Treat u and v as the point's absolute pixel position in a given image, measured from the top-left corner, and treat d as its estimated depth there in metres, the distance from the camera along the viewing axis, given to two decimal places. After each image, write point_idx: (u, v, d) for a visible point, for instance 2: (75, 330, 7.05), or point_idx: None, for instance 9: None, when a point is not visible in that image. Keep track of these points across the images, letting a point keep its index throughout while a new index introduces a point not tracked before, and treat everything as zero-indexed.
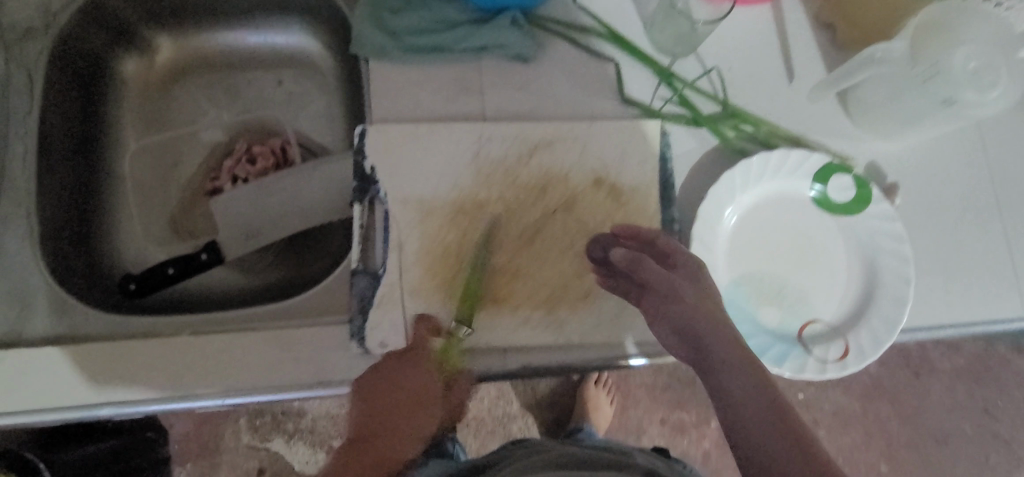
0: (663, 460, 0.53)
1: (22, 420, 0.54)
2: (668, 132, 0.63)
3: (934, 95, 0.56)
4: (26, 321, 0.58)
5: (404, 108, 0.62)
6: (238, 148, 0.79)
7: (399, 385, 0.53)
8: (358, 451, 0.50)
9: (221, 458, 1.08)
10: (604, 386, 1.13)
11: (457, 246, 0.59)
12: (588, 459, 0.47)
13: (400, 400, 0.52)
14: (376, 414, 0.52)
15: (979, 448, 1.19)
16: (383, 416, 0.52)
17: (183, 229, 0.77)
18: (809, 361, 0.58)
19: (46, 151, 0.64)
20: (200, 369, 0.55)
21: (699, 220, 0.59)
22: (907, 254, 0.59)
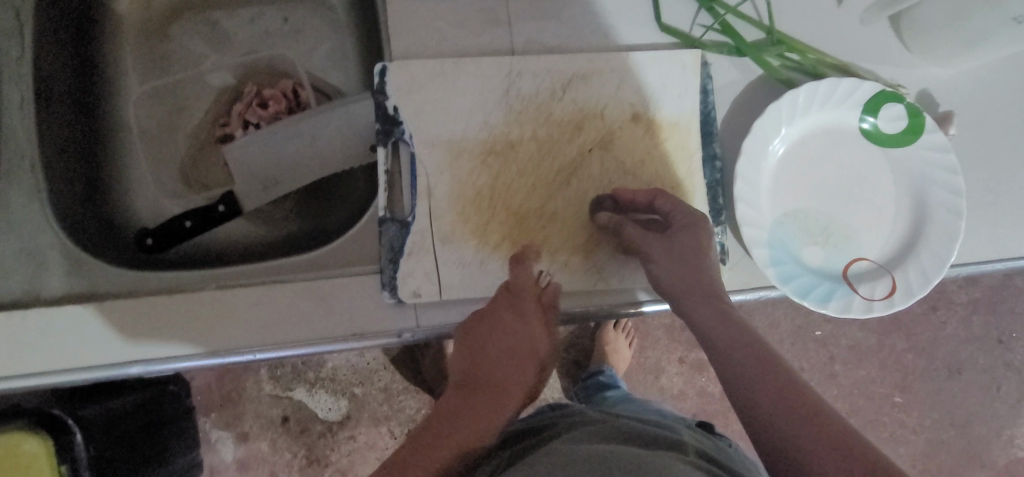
0: (708, 437, 0.62)
1: (51, 380, 0.53)
2: (709, 62, 0.59)
3: (1002, 12, 0.52)
4: (43, 278, 0.55)
5: (428, 42, 0.58)
6: (247, 91, 0.74)
7: (493, 342, 0.55)
8: (467, 394, 0.56)
9: (244, 407, 1.09)
10: (623, 330, 1.12)
11: (489, 190, 0.56)
12: (644, 434, 0.52)
13: (495, 353, 0.56)
14: (475, 367, 0.56)
15: (995, 380, 1.19)
16: (483, 365, 0.56)
17: (196, 180, 0.74)
18: (855, 299, 0.56)
19: (45, 98, 0.60)
20: (229, 324, 0.53)
21: (744, 156, 0.56)
22: (960, 187, 0.56)
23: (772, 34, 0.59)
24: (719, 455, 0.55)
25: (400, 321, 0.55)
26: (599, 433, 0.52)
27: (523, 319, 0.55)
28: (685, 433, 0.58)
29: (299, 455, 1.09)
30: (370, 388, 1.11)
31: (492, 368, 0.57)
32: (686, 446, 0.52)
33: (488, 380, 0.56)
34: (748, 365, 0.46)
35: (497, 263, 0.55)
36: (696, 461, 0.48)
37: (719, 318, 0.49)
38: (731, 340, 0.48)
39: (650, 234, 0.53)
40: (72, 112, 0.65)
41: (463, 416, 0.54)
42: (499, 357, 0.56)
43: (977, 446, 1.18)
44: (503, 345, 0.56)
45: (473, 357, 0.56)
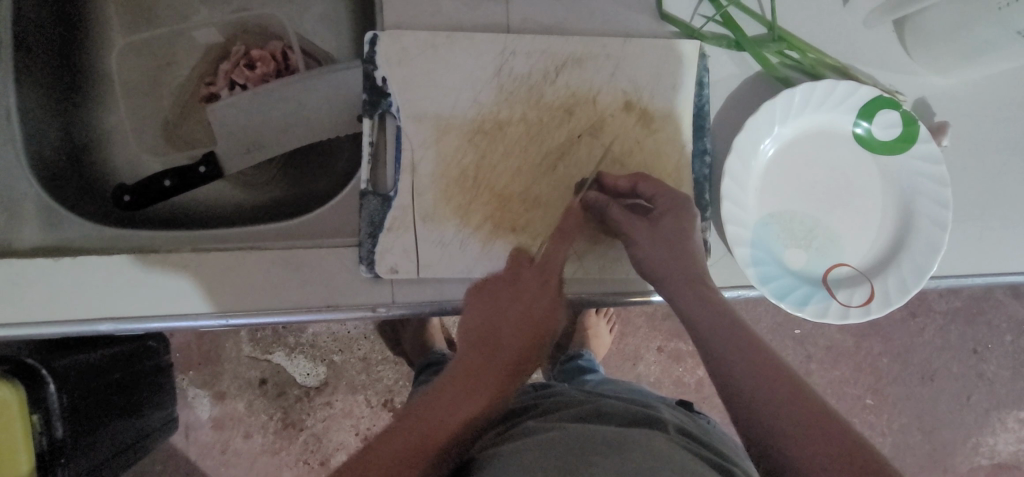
0: (694, 417, 0.62)
1: (19, 332, 0.52)
2: (708, 55, 0.58)
3: (1007, 26, 0.50)
4: (16, 228, 0.54)
5: (422, 14, 0.56)
6: (235, 51, 0.73)
7: (509, 306, 0.54)
8: (479, 368, 0.52)
9: (223, 367, 1.09)
10: (604, 315, 1.13)
11: (474, 170, 0.55)
12: (627, 413, 0.53)
13: (509, 320, 0.54)
14: (489, 337, 0.54)
15: (966, 389, 1.21)
16: (496, 333, 0.54)
17: (179, 137, 0.73)
18: (833, 304, 0.56)
19: (24, 43, 0.59)
20: (202, 289, 0.53)
21: (734, 154, 0.55)
22: (948, 199, 0.56)
23: (773, 30, 0.58)
24: (703, 434, 0.56)
25: (375, 296, 0.54)
26: (581, 414, 0.52)
27: (544, 287, 0.54)
28: (668, 412, 0.59)
29: (274, 418, 1.10)
30: (349, 356, 1.12)
31: (506, 346, 0.54)
32: (668, 424, 0.52)
33: (501, 353, 0.53)
34: (733, 351, 0.47)
35: (478, 244, 0.55)
36: (682, 440, 0.49)
37: (701, 302, 0.50)
38: (715, 324, 0.49)
39: (634, 217, 0.53)
40: (52, 59, 0.63)
41: (477, 390, 0.51)
42: (514, 329, 0.54)
43: (942, 452, 1.21)
44: (522, 310, 0.54)
45: (490, 319, 0.54)
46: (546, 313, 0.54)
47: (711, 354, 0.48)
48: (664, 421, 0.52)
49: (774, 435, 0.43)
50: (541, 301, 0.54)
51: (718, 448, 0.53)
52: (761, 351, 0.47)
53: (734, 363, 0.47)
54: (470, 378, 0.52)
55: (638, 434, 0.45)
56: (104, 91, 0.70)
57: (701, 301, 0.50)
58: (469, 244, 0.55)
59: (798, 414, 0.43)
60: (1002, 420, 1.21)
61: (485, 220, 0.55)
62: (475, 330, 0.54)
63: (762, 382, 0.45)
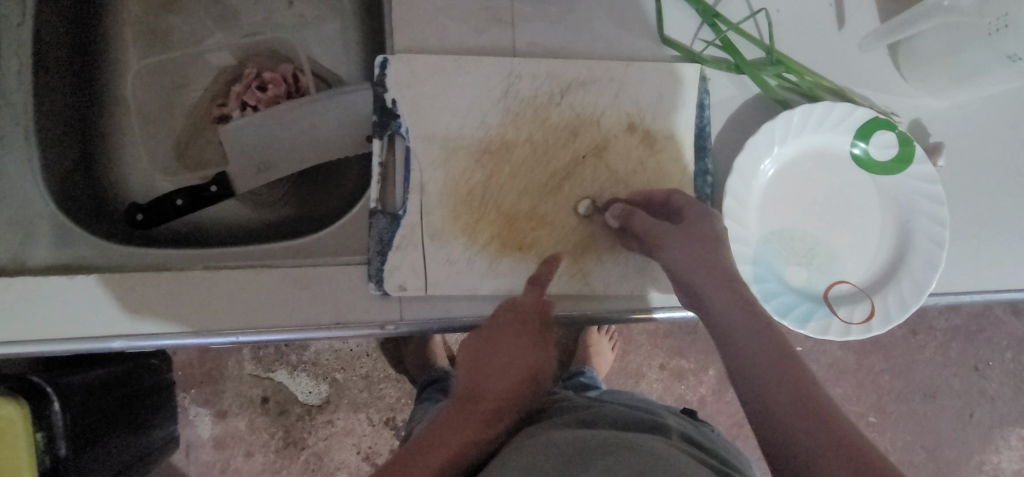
0: (692, 423, 0.63)
1: (32, 350, 0.53)
2: (708, 77, 0.60)
3: (996, 50, 0.52)
4: (30, 245, 0.55)
5: (431, 38, 0.58)
6: (247, 73, 0.74)
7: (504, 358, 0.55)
8: (459, 416, 0.53)
9: (224, 386, 1.09)
10: (606, 332, 1.14)
11: (481, 189, 0.56)
12: (628, 419, 0.53)
13: (500, 372, 0.55)
14: (479, 391, 0.55)
15: (969, 406, 1.21)
16: (481, 384, 0.55)
17: (190, 157, 0.74)
18: (834, 321, 0.57)
19: (43, 66, 0.60)
20: (213, 306, 0.54)
21: (735, 173, 0.57)
22: (944, 217, 0.57)
23: (771, 54, 0.59)
24: (704, 439, 0.56)
25: (384, 313, 0.55)
26: (582, 419, 0.53)
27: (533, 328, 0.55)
28: (669, 417, 0.59)
29: (275, 437, 1.09)
30: (351, 373, 1.12)
31: (490, 390, 0.54)
32: (669, 430, 0.53)
33: (483, 400, 0.54)
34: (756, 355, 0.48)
35: (485, 262, 0.56)
36: (682, 445, 0.49)
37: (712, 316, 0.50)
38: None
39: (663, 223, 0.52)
40: (69, 82, 0.65)
41: (452, 433, 0.51)
42: (499, 386, 0.54)
43: (945, 470, 1.20)
44: (513, 353, 0.55)
45: (480, 375, 0.55)
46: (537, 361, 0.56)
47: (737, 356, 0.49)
48: (665, 427, 0.53)
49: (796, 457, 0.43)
50: (536, 352, 0.55)
51: (718, 453, 0.54)
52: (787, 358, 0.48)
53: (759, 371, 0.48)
54: (450, 423, 0.52)
55: (637, 438, 0.46)
56: (118, 111, 0.71)
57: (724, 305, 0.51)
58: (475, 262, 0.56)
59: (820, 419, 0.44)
60: (1005, 438, 1.21)
61: (491, 238, 0.56)
62: (465, 386, 0.56)
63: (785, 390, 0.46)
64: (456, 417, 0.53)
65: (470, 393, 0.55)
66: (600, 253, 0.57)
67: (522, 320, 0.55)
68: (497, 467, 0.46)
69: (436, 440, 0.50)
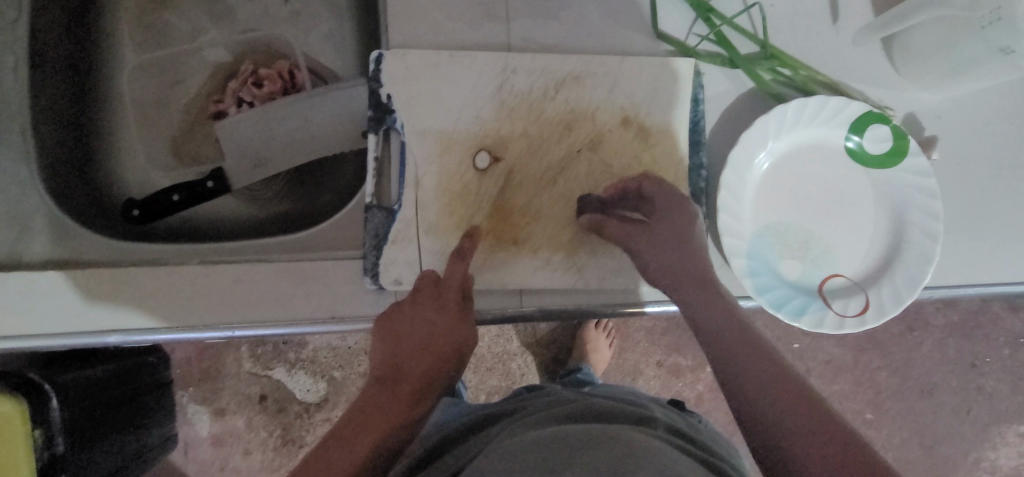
0: (681, 416, 0.63)
1: (29, 345, 0.53)
2: (702, 72, 0.60)
3: (989, 43, 0.52)
4: (27, 241, 0.56)
5: (426, 34, 0.58)
6: (243, 69, 0.74)
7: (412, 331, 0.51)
8: (376, 397, 0.50)
9: (223, 384, 1.09)
10: (604, 330, 1.14)
11: (476, 184, 0.56)
12: (617, 412, 0.53)
13: (416, 344, 0.51)
14: (397, 358, 0.51)
15: (965, 403, 1.21)
16: (401, 361, 0.51)
17: (186, 154, 0.74)
18: (828, 315, 0.57)
19: (39, 63, 0.60)
20: (209, 301, 0.54)
21: (729, 167, 0.57)
22: (938, 211, 0.57)
23: (765, 48, 0.59)
24: (692, 431, 0.56)
25: (379, 308, 0.55)
26: (570, 413, 0.53)
27: (451, 307, 0.52)
28: (659, 411, 0.59)
29: (274, 435, 1.09)
30: (349, 371, 1.12)
31: (406, 369, 0.51)
32: (657, 423, 0.53)
33: (404, 378, 0.50)
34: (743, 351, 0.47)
35: (480, 256, 0.56)
36: (670, 437, 0.49)
37: (705, 314, 0.50)
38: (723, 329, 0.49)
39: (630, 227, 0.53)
40: (65, 79, 0.65)
41: (372, 417, 0.49)
42: (417, 361, 0.51)
43: (942, 467, 1.21)
44: (426, 329, 0.51)
45: (385, 348, 0.51)
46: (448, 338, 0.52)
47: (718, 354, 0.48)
48: (658, 421, 0.53)
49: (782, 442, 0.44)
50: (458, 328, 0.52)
51: (707, 446, 0.54)
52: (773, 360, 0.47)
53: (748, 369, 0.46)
54: (371, 398, 0.50)
55: (623, 429, 0.46)
56: (114, 108, 0.72)
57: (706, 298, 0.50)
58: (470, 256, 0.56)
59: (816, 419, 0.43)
60: (1002, 435, 1.22)
61: (486, 232, 0.56)
62: (379, 362, 0.51)
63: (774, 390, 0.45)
64: (375, 393, 0.50)
65: (386, 371, 0.51)
66: (595, 248, 0.57)
67: (438, 308, 0.52)
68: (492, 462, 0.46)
69: (365, 413, 0.49)
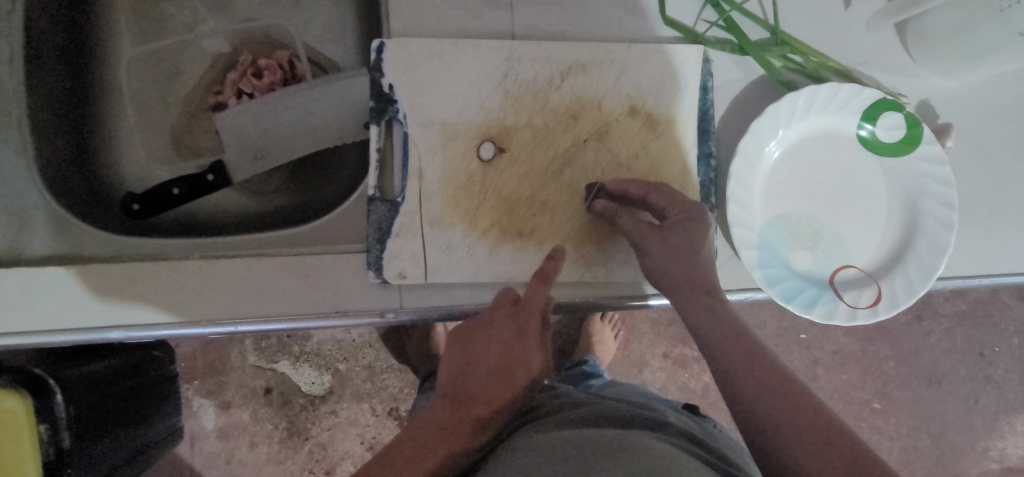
0: (696, 422, 0.62)
1: (30, 342, 0.52)
2: (711, 59, 0.59)
3: (1008, 27, 0.51)
4: (26, 236, 0.55)
5: (428, 22, 0.57)
6: (242, 60, 0.73)
7: (483, 351, 0.51)
8: (447, 422, 0.50)
9: (228, 377, 1.09)
10: (609, 321, 1.13)
11: (481, 176, 0.55)
12: (628, 416, 0.53)
13: (493, 365, 0.51)
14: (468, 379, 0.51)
15: (974, 392, 1.20)
16: (470, 381, 0.51)
17: (186, 146, 0.73)
18: (840, 306, 0.56)
19: (34, 54, 0.59)
20: (211, 296, 0.53)
21: (739, 156, 0.56)
22: (953, 200, 0.56)
23: (776, 34, 0.58)
24: (707, 437, 0.55)
25: (383, 301, 0.55)
26: (581, 417, 0.52)
27: (517, 334, 0.51)
28: (671, 415, 0.58)
29: (279, 427, 1.09)
30: (354, 364, 1.12)
31: (480, 396, 0.51)
32: (670, 428, 0.52)
33: (475, 401, 0.51)
34: (746, 360, 0.47)
35: (485, 249, 0.55)
36: (682, 444, 0.48)
37: (711, 313, 0.49)
38: (726, 339, 0.48)
39: (643, 227, 0.52)
40: (62, 71, 0.64)
41: (445, 437, 0.49)
42: (494, 386, 0.51)
43: (950, 457, 1.20)
44: (501, 355, 0.51)
45: (464, 372, 0.52)
46: (532, 365, 0.52)
47: (718, 365, 0.48)
48: (668, 425, 0.52)
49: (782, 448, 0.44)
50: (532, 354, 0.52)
51: (720, 451, 0.53)
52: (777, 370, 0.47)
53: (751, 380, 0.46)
54: (441, 420, 0.50)
55: (639, 437, 0.45)
56: (112, 100, 0.71)
57: (710, 306, 0.50)
58: (475, 249, 0.55)
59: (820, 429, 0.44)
60: (1010, 424, 1.21)
61: (492, 225, 0.55)
62: (452, 378, 0.52)
63: (779, 401, 0.45)
64: (441, 417, 0.50)
65: (457, 390, 0.51)
66: (602, 240, 0.56)
67: (509, 335, 0.51)
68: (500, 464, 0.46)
69: (435, 432, 0.49)
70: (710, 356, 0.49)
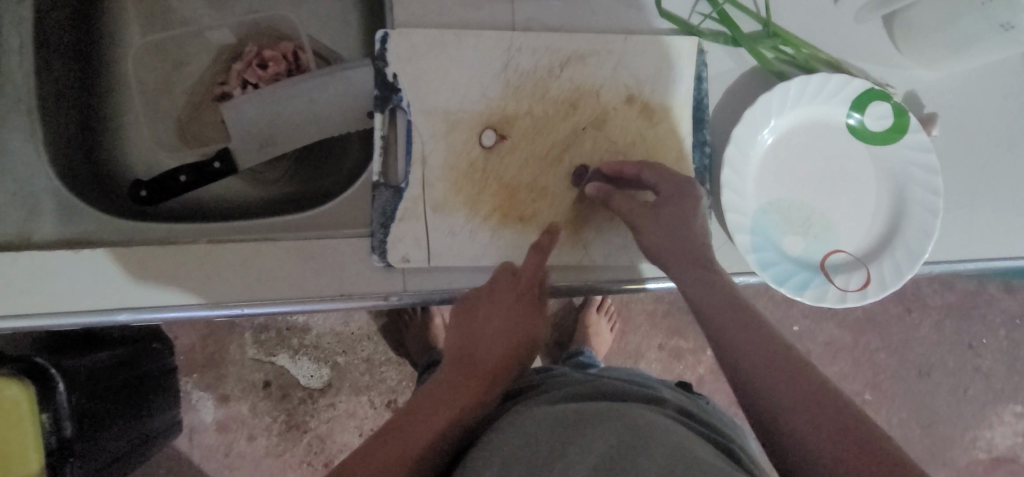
0: (690, 398, 0.64)
1: (40, 324, 0.53)
2: (705, 50, 0.60)
3: (990, 19, 0.53)
4: (35, 222, 0.56)
5: (431, 12, 0.58)
6: (247, 51, 0.74)
7: (489, 322, 0.53)
8: (462, 379, 0.50)
9: (227, 370, 1.10)
10: (605, 313, 1.15)
11: (482, 162, 0.57)
12: (627, 393, 0.54)
13: (498, 330, 0.53)
14: (475, 343, 0.53)
15: (962, 383, 1.23)
16: (475, 347, 0.52)
17: (190, 136, 0.74)
18: (830, 289, 0.58)
19: (44, 44, 0.60)
20: (218, 279, 0.54)
21: (732, 144, 0.58)
22: (938, 186, 0.58)
23: (767, 27, 0.60)
24: (702, 413, 0.57)
25: (388, 285, 0.56)
26: (582, 393, 0.53)
27: (525, 300, 0.54)
28: (668, 393, 0.60)
29: (278, 420, 1.10)
30: (353, 357, 1.13)
31: (479, 361, 0.52)
32: (667, 404, 0.54)
33: (480, 361, 0.52)
34: (745, 334, 0.48)
35: (487, 234, 0.57)
36: (679, 417, 0.50)
37: (709, 287, 0.51)
38: (726, 315, 0.49)
39: (639, 205, 0.54)
40: (70, 60, 0.65)
41: (453, 400, 0.49)
42: (500, 346, 0.52)
43: (939, 447, 1.22)
44: (507, 322, 0.53)
45: (468, 340, 0.53)
46: (536, 329, 0.54)
47: (721, 338, 0.49)
48: (664, 400, 0.54)
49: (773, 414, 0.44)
50: (535, 320, 0.54)
51: (716, 427, 0.54)
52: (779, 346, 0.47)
53: (748, 357, 0.47)
54: (449, 381, 0.50)
55: (639, 410, 0.46)
56: (119, 90, 0.72)
57: (708, 283, 0.51)
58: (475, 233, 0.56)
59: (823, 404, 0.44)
60: (998, 414, 1.23)
61: (492, 211, 0.57)
62: (455, 350, 0.53)
63: (774, 370, 0.45)
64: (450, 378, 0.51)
65: (459, 356, 0.53)
66: (599, 225, 0.58)
67: (516, 293, 0.54)
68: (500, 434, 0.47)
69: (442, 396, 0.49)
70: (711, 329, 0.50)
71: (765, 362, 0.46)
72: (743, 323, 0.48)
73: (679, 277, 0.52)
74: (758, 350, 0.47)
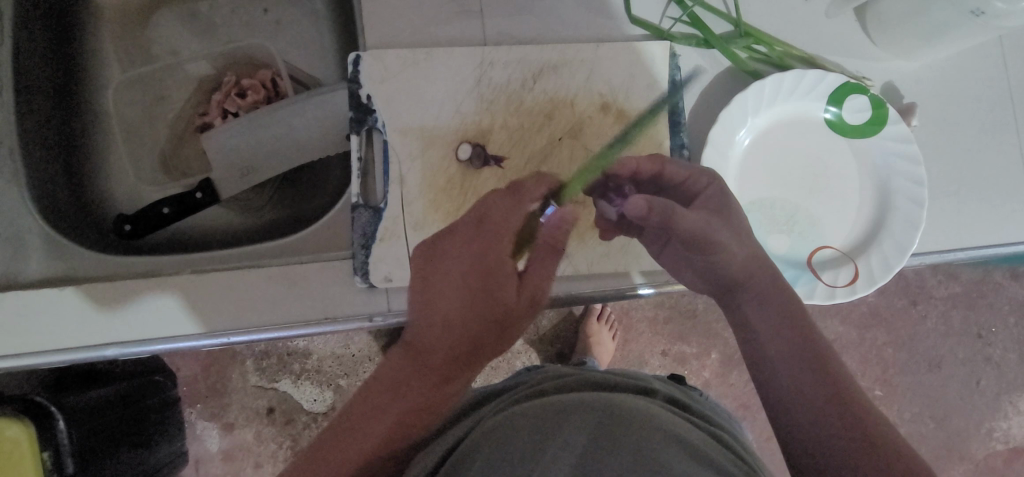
0: (682, 389, 0.63)
1: (30, 362, 0.54)
2: (679, 54, 0.60)
3: (961, 5, 0.53)
4: (22, 261, 0.57)
5: (402, 32, 0.58)
6: (226, 81, 0.75)
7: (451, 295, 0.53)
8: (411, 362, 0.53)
9: (229, 399, 1.09)
10: (605, 322, 1.15)
11: (461, 178, 0.57)
12: (616, 385, 0.54)
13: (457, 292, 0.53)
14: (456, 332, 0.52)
15: (974, 374, 1.21)
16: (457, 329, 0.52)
17: (175, 168, 0.75)
18: (819, 286, 0.57)
19: (25, 89, 0.62)
20: (202, 309, 0.54)
21: (711, 146, 0.57)
22: (922, 176, 0.57)
23: (739, 26, 0.59)
24: (694, 404, 0.57)
25: (371, 305, 0.56)
26: (574, 386, 0.53)
27: (475, 286, 0.53)
28: (659, 384, 0.59)
29: (283, 446, 1.10)
30: (355, 379, 1.12)
31: (431, 345, 0.52)
32: (654, 393, 0.54)
33: (432, 350, 0.52)
34: (775, 324, 0.51)
35: None
36: (671, 408, 0.50)
37: (757, 290, 0.52)
38: (766, 302, 0.51)
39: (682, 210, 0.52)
40: (53, 102, 0.67)
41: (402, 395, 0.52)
42: (458, 312, 0.52)
43: (954, 440, 1.20)
44: (454, 309, 0.52)
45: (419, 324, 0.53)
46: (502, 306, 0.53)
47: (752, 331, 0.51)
48: (653, 391, 0.54)
49: (789, 405, 0.48)
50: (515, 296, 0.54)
51: (706, 415, 0.54)
52: (819, 356, 0.49)
53: (790, 375, 0.49)
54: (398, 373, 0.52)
55: (623, 399, 0.46)
56: (103, 126, 0.73)
57: (762, 300, 0.52)
58: (491, 221, 0.54)
59: (839, 412, 0.46)
60: (1013, 404, 1.21)
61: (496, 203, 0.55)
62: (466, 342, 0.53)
63: (799, 366, 0.49)
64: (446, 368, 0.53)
65: (414, 343, 0.53)
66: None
67: (472, 263, 0.53)
68: (487, 422, 0.47)
69: (394, 385, 0.52)
70: (743, 320, 0.52)
71: (806, 380, 0.48)
72: (783, 313, 0.51)
73: (727, 295, 0.54)
74: (798, 370, 0.49)
